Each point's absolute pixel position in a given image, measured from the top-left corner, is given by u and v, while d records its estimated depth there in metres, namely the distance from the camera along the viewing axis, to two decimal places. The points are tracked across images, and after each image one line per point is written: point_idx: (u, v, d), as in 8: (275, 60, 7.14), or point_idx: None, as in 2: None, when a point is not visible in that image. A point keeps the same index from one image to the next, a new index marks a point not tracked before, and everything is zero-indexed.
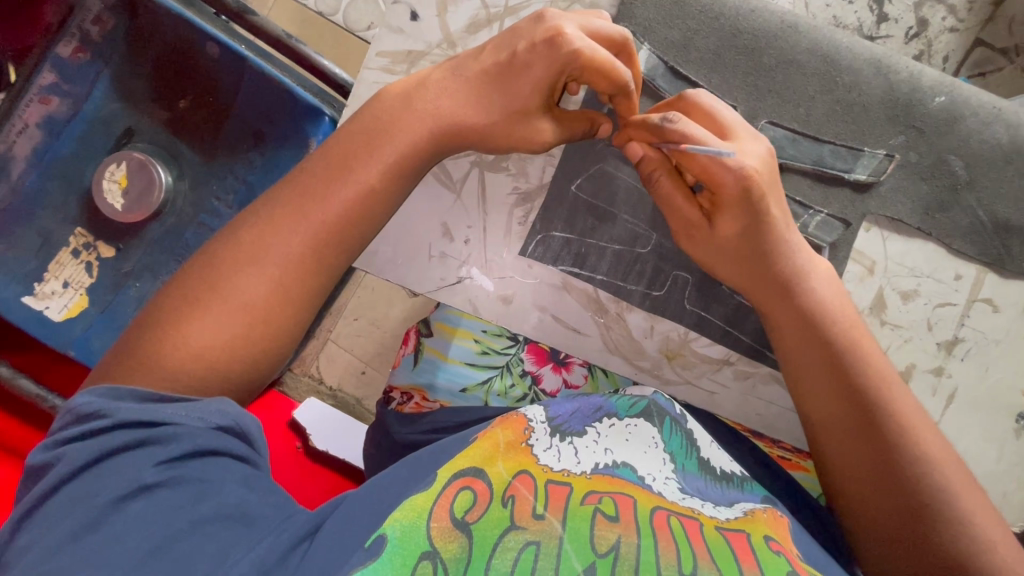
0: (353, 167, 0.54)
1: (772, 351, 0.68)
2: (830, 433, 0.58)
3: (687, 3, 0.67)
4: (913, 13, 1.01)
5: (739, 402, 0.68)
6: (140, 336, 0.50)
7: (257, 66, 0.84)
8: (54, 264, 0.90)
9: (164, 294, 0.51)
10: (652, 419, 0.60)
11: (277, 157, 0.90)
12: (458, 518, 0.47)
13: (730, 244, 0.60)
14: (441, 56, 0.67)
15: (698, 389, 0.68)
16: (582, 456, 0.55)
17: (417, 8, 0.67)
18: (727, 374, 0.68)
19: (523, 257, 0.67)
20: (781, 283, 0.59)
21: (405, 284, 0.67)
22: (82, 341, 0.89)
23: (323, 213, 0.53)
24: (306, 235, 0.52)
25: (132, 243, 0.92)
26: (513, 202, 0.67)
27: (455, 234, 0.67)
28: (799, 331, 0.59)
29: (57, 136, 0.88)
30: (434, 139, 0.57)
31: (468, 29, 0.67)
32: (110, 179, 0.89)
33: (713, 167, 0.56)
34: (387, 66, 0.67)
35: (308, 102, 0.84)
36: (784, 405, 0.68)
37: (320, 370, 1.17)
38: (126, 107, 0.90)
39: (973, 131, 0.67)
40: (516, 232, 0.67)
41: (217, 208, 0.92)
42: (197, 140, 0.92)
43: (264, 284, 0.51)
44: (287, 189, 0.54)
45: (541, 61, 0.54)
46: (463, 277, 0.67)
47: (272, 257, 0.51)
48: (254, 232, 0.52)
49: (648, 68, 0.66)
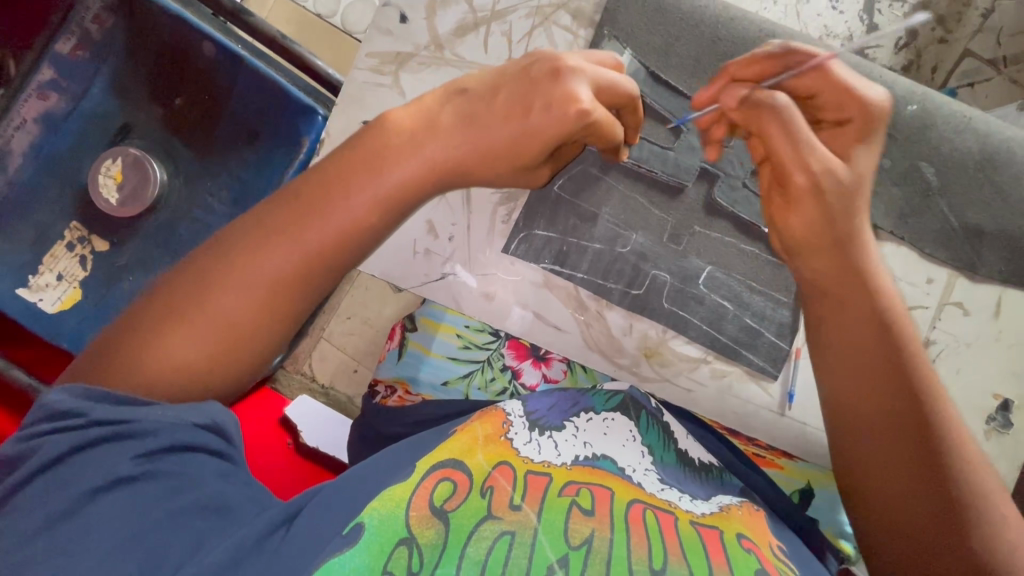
0: (348, 199, 0.50)
1: (749, 351, 0.69)
2: (879, 428, 0.55)
3: (668, 10, 0.68)
4: (902, 23, 1.03)
5: (716, 400, 0.69)
6: (120, 342, 0.48)
7: (251, 65, 0.87)
8: (49, 256, 0.91)
9: (149, 297, 0.49)
10: (629, 412, 0.63)
11: (270, 155, 0.91)
12: (436, 506, 0.49)
13: (816, 219, 0.57)
14: (429, 58, 0.68)
15: (675, 386, 0.69)
16: (562, 448, 0.56)
17: (407, 10, 0.68)
18: (704, 373, 0.69)
19: (506, 254, 0.68)
20: (849, 272, 0.57)
21: (389, 278, 0.68)
22: (74, 334, 0.88)
23: (317, 240, 0.50)
24: (295, 267, 0.50)
25: (127, 237, 0.93)
26: (497, 200, 0.68)
27: (439, 231, 0.68)
28: (866, 323, 0.56)
29: (56, 132, 0.90)
30: (434, 178, 0.52)
31: (456, 32, 0.68)
32: (106, 174, 0.91)
33: (846, 94, 0.57)
34: (376, 67, 0.68)
35: (301, 101, 0.87)
36: (760, 404, 0.69)
37: (312, 368, 1.18)
38: (124, 104, 0.93)
39: (945, 139, 0.68)
40: (499, 230, 0.69)
41: (211, 204, 0.94)
42: (193, 137, 0.94)
43: (249, 308, 0.49)
44: (282, 208, 0.51)
45: (554, 124, 0.51)
46: (447, 272, 0.68)
47: (258, 285, 0.49)
48: (242, 258, 0.49)
49: (631, 72, 0.68)
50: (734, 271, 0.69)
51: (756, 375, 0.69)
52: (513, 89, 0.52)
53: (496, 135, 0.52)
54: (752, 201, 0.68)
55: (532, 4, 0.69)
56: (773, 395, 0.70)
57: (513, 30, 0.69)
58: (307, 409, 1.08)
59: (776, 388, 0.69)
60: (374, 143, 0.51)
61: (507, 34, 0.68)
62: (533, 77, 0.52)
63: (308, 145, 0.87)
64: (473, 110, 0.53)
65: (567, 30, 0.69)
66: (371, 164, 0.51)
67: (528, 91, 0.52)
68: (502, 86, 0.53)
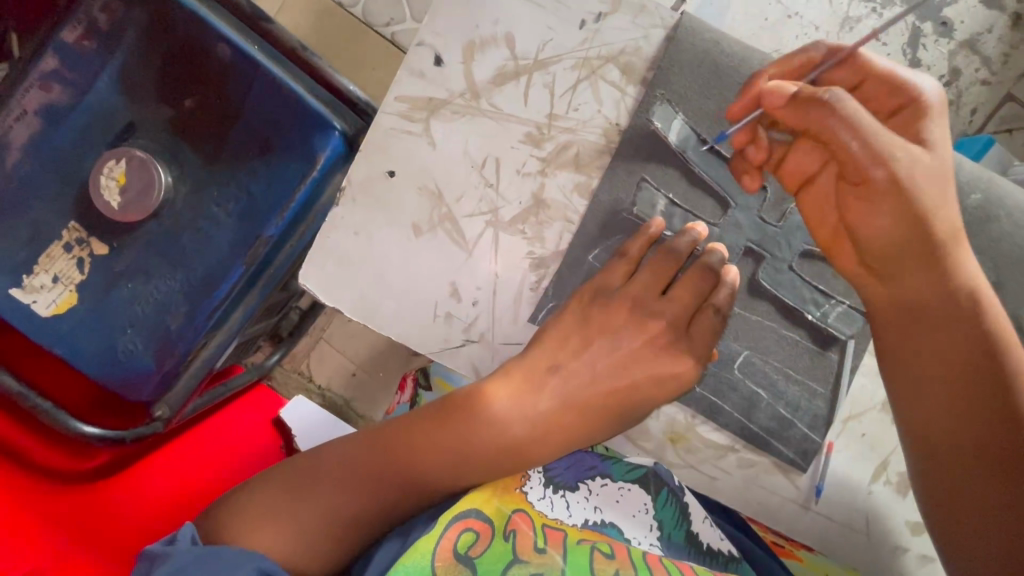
0: (438, 456, 0.60)
1: (779, 441, 0.66)
2: (971, 447, 0.54)
3: (726, 72, 0.63)
4: (947, 61, 0.92)
5: (740, 490, 0.66)
6: (246, 504, 0.60)
7: (268, 71, 0.81)
8: (46, 256, 0.86)
9: (280, 465, 0.63)
10: (647, 487, 0.69)
11: (282, 170, 0.83)
12: (461, 554, 0.53)
13: (910, 222, 0.54)
14: (463, 107, 0.63)
15: (699, 474, 0.66)
16: (574, 510, 0.65)
17: (442, 51, 0.63)
18: (730, 462, 0.66)
19: (532, 324, 0.64)
20: (946, 283, 0.55)
21: (406, 340, 0.64)
22: (68, 337, 0.87)
23: (404, 490, 0.60)
24: (385, 477, 0.60)
25: (126, 242, 0.86)
26: (527, 265, 0.64)
27: (462, 294, 0.64)
28: (963, 336, 0.55)
29: (58, 128, 0.84)
30: (506, 455, 0.60)
31: (494, 80, 0.63)
32: (108, 175, 0.84)
33: (894, 80, 0.55)
34: (406, 113, 0.63)
35: (319, 112, 0.81)
36: (786, 495, 0.66)
37: (310, 368, 1.14)
38: (128, 101, 0.84)
39: (1005, 233, 0.64)
40: (527, 298, 0.64)
41: (217, 215, 0.85)
42: (201, 142, 0.85)
43: (341, 530, 0.60)
44: (393, 428, 0.63)
45: (655, 394, 0.61)
46: (469, 338, 0.64)
47: (358, 482, 0.60)
48: (348, 464, 0.61)
49: (680, 138, 0.63)
50: (772, 357, 0.65)
51: (785, 467, 0.66)
52: (605, 345, 0.62)
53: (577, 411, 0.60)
54: (796, 285, 0.65)
55: (578, 55, 0.63)
56: (799, 488, 0.66)
57: (556, 81, 0.63)
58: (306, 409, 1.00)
59: (803, 480, 0.66)
60: (461, 401, 0.61)
61: (550, 86, 0.63)
62: (627, 320, 0.62)
63: (321, 162, 0.80)
64: (573, 361, 0.61)
65: (615, 86, 0.63)
66: (466, 417, 0.60)
67: (616, 345, 0.62)
68: (595, 345, 0.62)
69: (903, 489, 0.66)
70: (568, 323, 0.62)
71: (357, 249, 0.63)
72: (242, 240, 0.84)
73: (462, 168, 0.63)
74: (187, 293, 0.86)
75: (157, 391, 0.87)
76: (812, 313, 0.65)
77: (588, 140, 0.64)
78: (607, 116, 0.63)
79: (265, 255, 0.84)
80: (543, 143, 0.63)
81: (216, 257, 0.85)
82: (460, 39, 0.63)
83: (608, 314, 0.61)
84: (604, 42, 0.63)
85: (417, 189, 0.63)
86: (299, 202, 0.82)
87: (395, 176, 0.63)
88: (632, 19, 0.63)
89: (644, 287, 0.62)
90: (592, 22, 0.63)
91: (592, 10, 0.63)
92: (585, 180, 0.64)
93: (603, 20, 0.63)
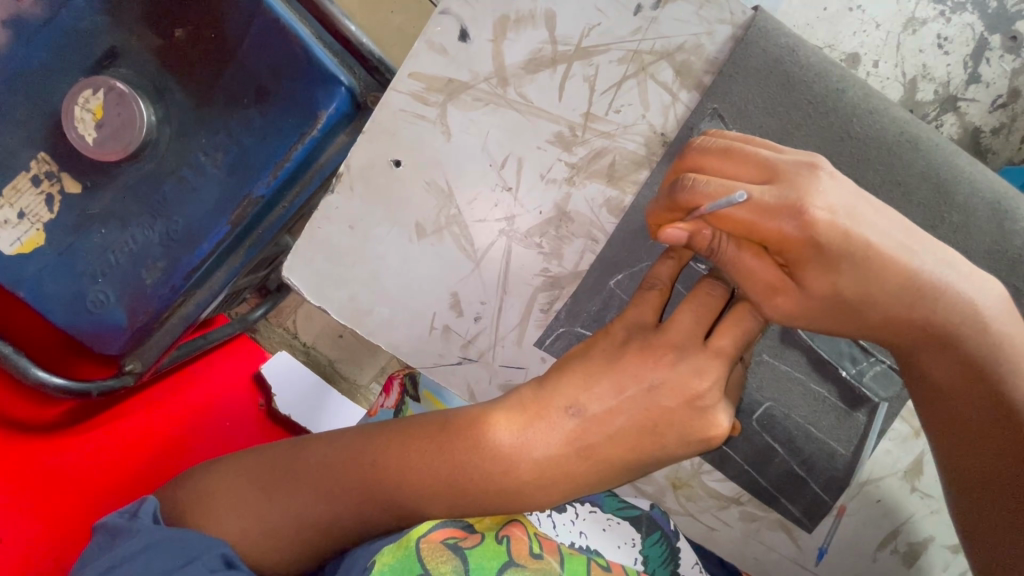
0: (440, 476, 0.50)
1: (787, 499, 0.61)
2: (990, 480, 0.50)
3: (797, 88, 0.54)
4: (1009, 79, 0.77)
5: (737, 543, 0.63)
6: (221, 487, 0.50)
7: (271, 6, 0.62)
8: (10, 187, 0.68)
9: (256, 452, 0.53)
10: (639, 525, 0.64)
11: (279, 126, 0.65)
12: (450, 542, 0.48)
13: (836, 301, 0.45)
14: (487, 93, 0.55)
15: (697, 522, 0.63)
16: (560, 530, 0.63)
17: (469, 25, 0.54)
18: (732, 513, 0.63)
19: (538, 348, 0.58)
20: (939, 335, 0.47)
21: (397, 351, 0.60)
22: (34, 283, 0.70)
23: (396, 506, 0.51)
24: (371, 490, 0.50)
25: (104, 182, 0.68)
26: (539, 284, 0.57)
27: (464, 308, 0.58)
28: (956, 383, 0.49)
29: (26, 43, 0.64)
30: (520, 488, 0.50)
31: (526, 67, 0.54)
32: (83, 106, 0.65)
33: (758, 218, 0.43)
34: (420, 93, 0.55)
35: (325, 66, 0.63)
36: (784, 553, 0.62)
37: (296, 324, 1.04)
38: (114, 21, 0.65)
39: None
40: (535, 318, 0.58)
41: (204, 165, 0.67)
42: (191, 80, 0.66)
43: (313, 538, 0.50)
44: (389, 434, 0.52)
45: (680, 442, 0.50)
46: (466, 357, 0.59)
47: (341, 489, 0.50)
48: (335, 467, 0.51)
49: None
50: (795, 410, 0.60)
51: (789, 525, 0.62)
52: (638, 395, 0.49)
53: (602, 450, 0.50)
54: (835, 337, 0.58)
55: (628, 46, 0.54)
56: (801, 547, 0.62)
57: (598, 76, 0.54)
58: (293, 369, 0.96)
59: (806, 540, 0.62)
60: (473, 419, 0.51)
61: (591, 80, 0.54)
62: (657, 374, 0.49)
63: (322, 124, 0.64)
64: (595, 403, 0.50)
65: (666, 88, 0.54)
66: (477, 442, 0.50)
67: (653, 400, 0.49)
68: (628, 397, 0.49)
69: (909, 561, 0.61)
70: (592, 359, 0.51)
71: (351, 245, 0.58)
72: (229, 196, 0.67)
73: (478, 165, 0.56)
74: (166, 246, 0.69)
75: (130, 345, 0.72)
76: (847, 369, 0.59)
77: (626, 149, 0.55)
78: (652, 124, 0.55)
79: (252, 219, 0.68)
80: (574, 147, 0.55)
81: (204, 209, 0.68)
82: (492, 12, 0.54)
83: (644, 363, 0.49)
84: (660, 34, 0.54)
85: (424, 185, 0.56)
86: (296, 160, 0.66)
87: (401, 167, 0.56)
88: (697, 9, 0.53)
89: (687, 333, 0.49)
90: (649, 8, 0.53)
91: None
92: (617, 196, 0.56)
93: (662, 8, 0.53)
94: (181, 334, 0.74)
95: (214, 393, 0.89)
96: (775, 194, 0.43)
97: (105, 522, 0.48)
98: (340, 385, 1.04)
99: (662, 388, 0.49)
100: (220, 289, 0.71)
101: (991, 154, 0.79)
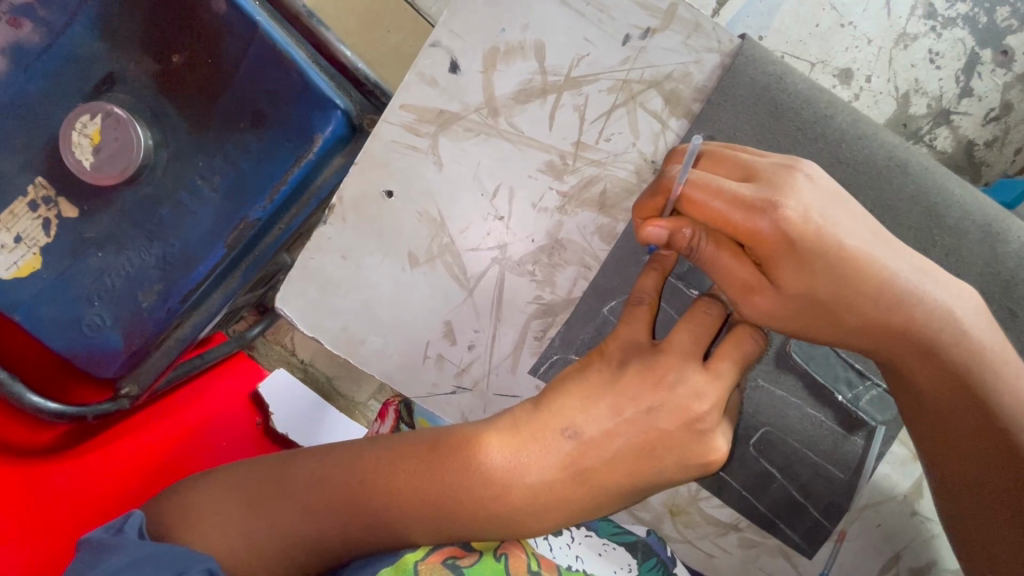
0: (429, 496, 0.50)
1: (785, 524, 0.61)
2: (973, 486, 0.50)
3: (784, 115, 0.55)
4: (1001, 92, 0.78)
5: (737, 570, 0.62)
6: (211, 501, 0.50)
7: (267, 34, 0.63)
8: (7, 212, 0.68)
9: (246, 468, 0.52)
10: (634, 550, 0.62)
11: (275, 152, 0.65)
12: (450, 561, 0.51)
13: (810, 299, 0.45)
14: (478, 123, 0.55)
15: (695, 549, 0.63)
16: (557, 552, 0.59)
17: (459, 56, 0.55)
18: (731, 540, 0.62)
19: (533, 376, 0.59)
20: (909, 337, 0.47)
21: (390, 380, 0.60)
22: (30, 307, 0.70)
23: (382, 527, 0.50)
24: (354, 508, 0.50)
25: (101, 206, 0.68)
26: (533, 311, 0.58)
27: (458, 336, 0.58)
28: (943, 386, 0.48)
29: (25, 70, 0.65)
30: (511, 512, 0.50)
31: (517, 96, 0.55)
32: (80, 131, 0.65)
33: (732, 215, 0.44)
34: (411, 124, 0.56)
35: (319, 90, 0.63)
36: None
37: (294, 341, 1.04)
38: (112, 49, 0.65)
39: None
40: (529, 346, 0.58)
41: (201, 189, 0.67)
42: (189, 107, 0.66)
43: (300, 557, 0.50)
44: (376, 451, 0.52)
45: (677, 467, 0.49)
46: (460, 385, 0.59)
47: (327, 507, 0.50)
48: (323, 488, 0.50)
49: None
50: (792, 435, 0.60)
51: (789, 552, 0.61)
52: (636, 418, 0.49)
53: (600, 476, 0.49)
54: (830, 362, 0.58)
55: (617, 75, 0.54)
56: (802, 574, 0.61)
57: (588, 105, 0.55)
58: (291, 387, 0.95)
59: (807, 567, 0.61)
60: (462, 439, 0.51)
61: (580, 109, 0.55)
62: (663, 395, 0.48)
63: (318, 148, 0.64)
64: (594, 427, 0.49)
65: (656, 116, 0.55)
66: (468, 464, 0.50)
67: (651, 421, 0.48)
68: (625, 418, 0.49)
69: None
70: (590, 382, 0.50)
71: (343, 274, 0.58)
72: (225, 220, 0.68)
73: (470, 194, 0.56)
74: (163, 270, 0.70)
75: (124, 370, 0.72)
76: (842, 394, 0.58)
77: (616, 176, 0.55)
78: (642, 151, 0.55)
79: (248, 242, 0.68)
80: (565, 176, 0.56)
81: (201, 233, 0.68)
82: (481, 44, 0.54)
83: (644, 385, 0.49)
84: (649, 63, 0.54)
85: (416, 215, 0.57)
86: (291, 184, 0.66)
87: (394, 197, 0.57)
88: (684, 38, 0.54)
89: (684, 354, 0.48)
90: (638, 38, 0.54)
91: (640, 24, 0.54)
92: (609, 223, 0.56)
93: (651, 37, 0.54)
94: (179, 355, 0.72)
95: (210, 412, 0.88)
96: (756, 191, 0.44)
97: (89, 538, 0.47)
98: (338, 403, 1.04)
99: (662, 409, 0.48)
100: (217, 311, 0.71)
101: (986, 167, 0.79)
